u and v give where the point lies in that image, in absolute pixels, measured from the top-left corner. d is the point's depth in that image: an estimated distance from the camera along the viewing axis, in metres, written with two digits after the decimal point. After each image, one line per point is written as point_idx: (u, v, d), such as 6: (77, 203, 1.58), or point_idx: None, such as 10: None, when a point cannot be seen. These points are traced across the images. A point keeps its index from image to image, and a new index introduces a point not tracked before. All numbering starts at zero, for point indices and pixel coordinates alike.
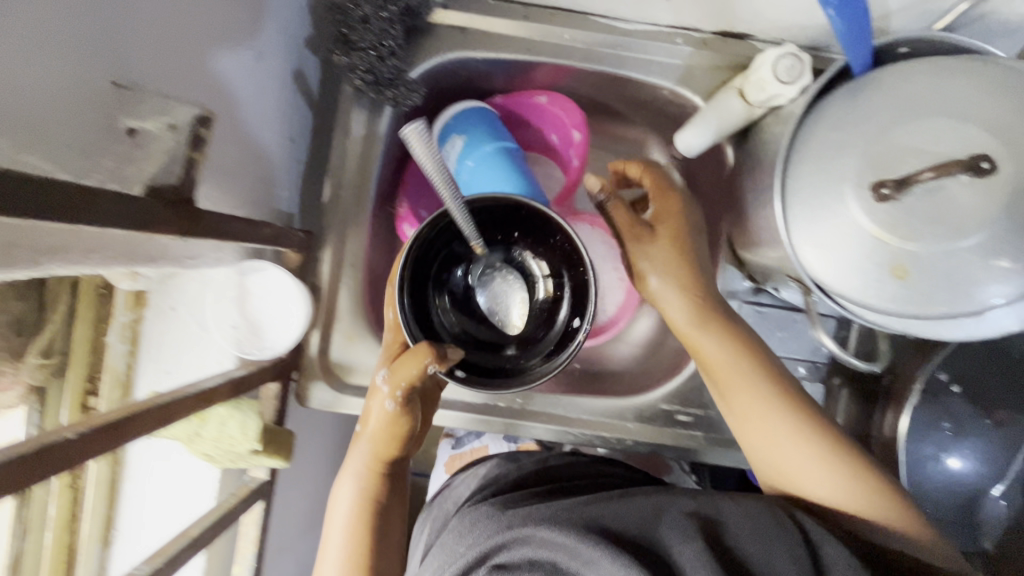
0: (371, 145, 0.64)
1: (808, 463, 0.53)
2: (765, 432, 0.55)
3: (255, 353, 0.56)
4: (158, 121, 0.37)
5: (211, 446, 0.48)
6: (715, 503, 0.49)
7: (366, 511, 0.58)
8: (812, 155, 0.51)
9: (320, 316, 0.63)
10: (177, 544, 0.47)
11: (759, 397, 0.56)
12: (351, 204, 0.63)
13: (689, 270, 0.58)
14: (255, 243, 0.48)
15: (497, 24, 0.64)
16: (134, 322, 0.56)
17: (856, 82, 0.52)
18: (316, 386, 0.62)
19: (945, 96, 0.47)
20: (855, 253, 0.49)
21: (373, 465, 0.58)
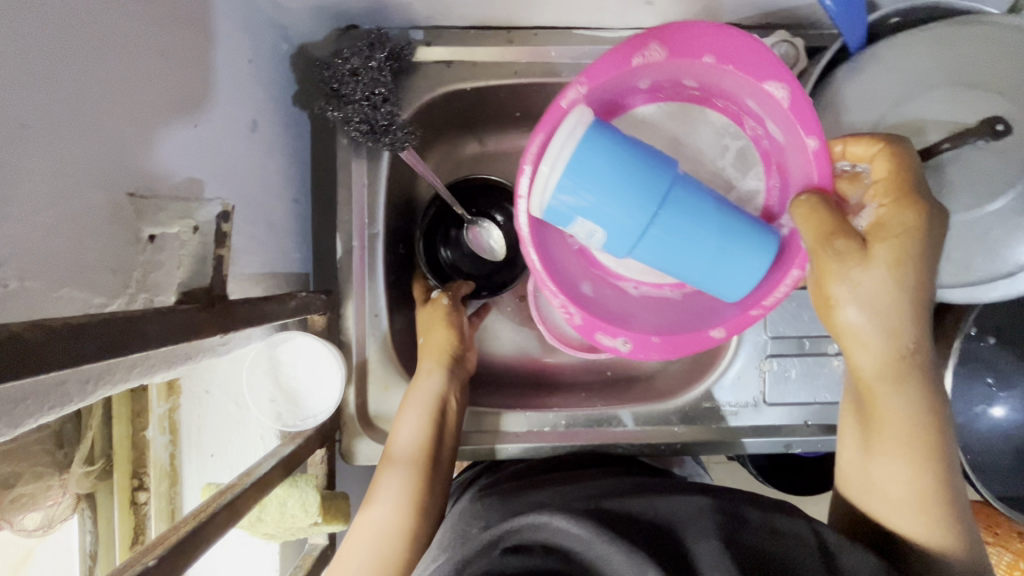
0: (375, 192, 0.63)
1: (904, 499, 0.46)
2: (890, 470, 0.46)
3: (298, 424, 0.55)
4: (182, 224, 0.38)
5: (273, 527, 0.49)
6: (737, 505, 0.48)
7: (415, 482, 0.56)
8: None
9: (352, 372, 0.62)
10: None
11: (892, 439, 0.45)
12: (364, 255, 0.63)
13: (909, 298, 0.41)
14: (285, 318, 0.48)
15: (482, 52, 0.63)
16: (170, 411, 0.55)
17: (854, 61, 0.52)
18: (360, 442, 0.62)
19: (944, 63, 0.48)
20: None
21: (425, 430, 0.58)
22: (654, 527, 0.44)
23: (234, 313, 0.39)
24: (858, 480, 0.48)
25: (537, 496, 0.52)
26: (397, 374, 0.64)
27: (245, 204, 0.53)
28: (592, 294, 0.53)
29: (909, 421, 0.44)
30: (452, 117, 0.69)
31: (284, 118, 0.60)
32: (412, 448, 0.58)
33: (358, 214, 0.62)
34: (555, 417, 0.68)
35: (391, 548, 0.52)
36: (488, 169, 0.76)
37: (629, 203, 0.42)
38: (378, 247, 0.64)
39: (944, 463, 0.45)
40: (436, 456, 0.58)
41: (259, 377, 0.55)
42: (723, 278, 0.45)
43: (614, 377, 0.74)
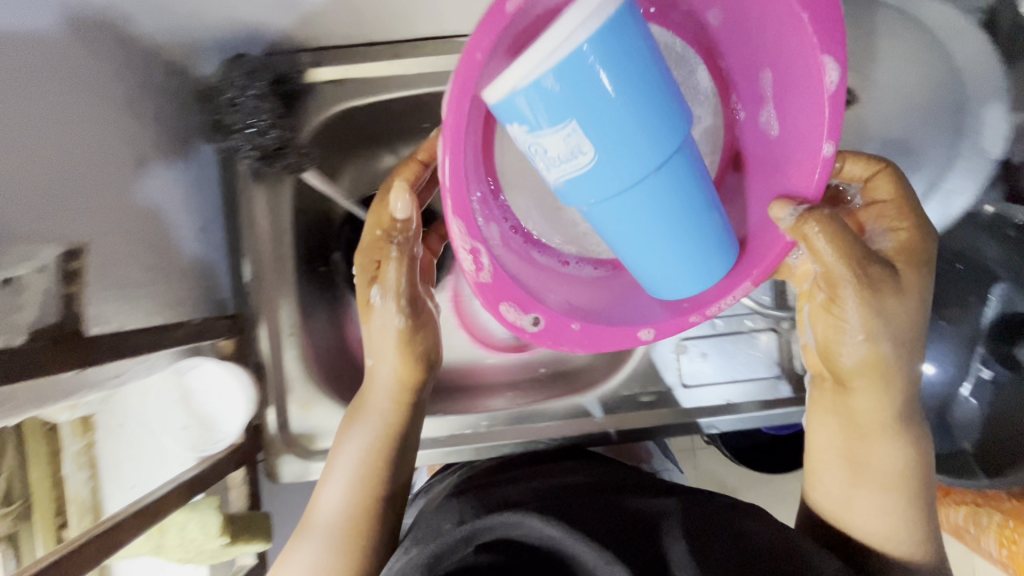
0: (280, 214, 0.64)
1: (886, 515, 0.47)
2: (876, 489, 0.47)
3: (210, 448, 0.57)
4: (28, 266, 0.43)
5: (179, 552, 0.51)
6: (699, 501, 0.49)
7: (353, 525, 0.51)
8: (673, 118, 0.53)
9: (270, 392, 0.63)
10: None
11: (893, 464, 0.47)
12: (274, 277, 0.64)
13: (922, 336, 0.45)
14: (169, 347, 0.51)
15: (371, 67, 0.64)
16: (88, 447, 0.57)
17: None
18: (284, 460, 0.63)
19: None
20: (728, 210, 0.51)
21: (367, 459, 0.52)
22: (649, 546, 0.43)
23: (83, 348, 0.42)
24: (845, 487, 0.48)
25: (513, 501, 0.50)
26: (317, 391, 0.65)
27: (139, 243, 0.55)
28: (503, 263, 0.47)
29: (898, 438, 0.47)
30: (357, 133, 0.70)
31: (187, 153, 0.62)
32: (350, 481, 0.52)
33: (266, 238, 0.64)
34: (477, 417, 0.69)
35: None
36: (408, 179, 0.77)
37: (616, 149, 0.35)
38: (288, 267, 0.65)
39: (925, 481, 0.48)
40: (379, 486, 0.52)
41: (169, 405, 0.57)
42: (655, 255, 0.41)
43: (547, 373, 0.74)
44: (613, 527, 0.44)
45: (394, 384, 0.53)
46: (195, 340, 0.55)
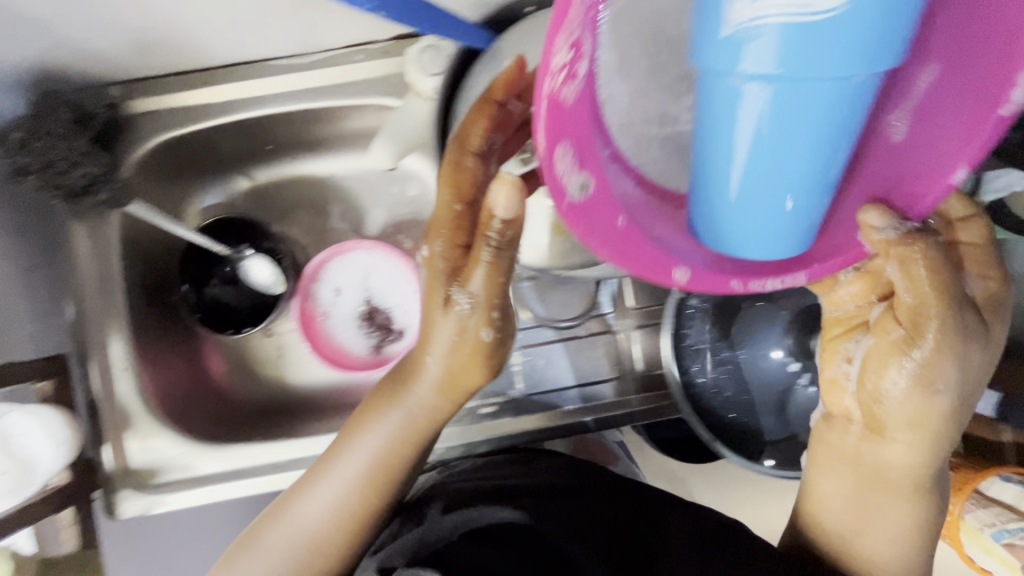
0: (105, 252, 0.74)
1: (888, 538, 0.62)
2: (880, 518, 0.61)
3: (28, 488, 0.66)
4: None
5: None
6: (540, 468, 0.75)
7: (355, 503, 0.66)
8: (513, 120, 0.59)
9: (94, 432, 0.73)
10: None
11: (903, 501, 0.60)
12: (102, 305, 0.73)
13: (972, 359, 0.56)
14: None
15: (223, 92, 0.75)
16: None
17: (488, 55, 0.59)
18: (122, 496, 0.72)
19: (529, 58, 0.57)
20: None
21: (401, 438, 0.67)
22: (631, 542, 0.66)
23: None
24: (854, 518, 0.62)
25: (506, 487, 0.71)
26: (155, 427, 0.74)
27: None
28: (600, 143, 0.44)
29: (885, 475, 0.60)
30: (177, 165, 0.81)
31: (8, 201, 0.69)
32: (377, 463, 0.67)
33: (91, 279, 0.73)
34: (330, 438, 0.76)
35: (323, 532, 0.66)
36: (272, 200, 0.91)
37: (829, 111, 0.33)
38: (114, 305, 0.74)
39: (925, 521, 0.62)
40: (393, 474, 0.68)
41: None
42: (757, 214, 0.41)
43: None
44: (596, 536, 0.66)
45: (433, 394, 0.65)
46: (7, 386, 0.65)
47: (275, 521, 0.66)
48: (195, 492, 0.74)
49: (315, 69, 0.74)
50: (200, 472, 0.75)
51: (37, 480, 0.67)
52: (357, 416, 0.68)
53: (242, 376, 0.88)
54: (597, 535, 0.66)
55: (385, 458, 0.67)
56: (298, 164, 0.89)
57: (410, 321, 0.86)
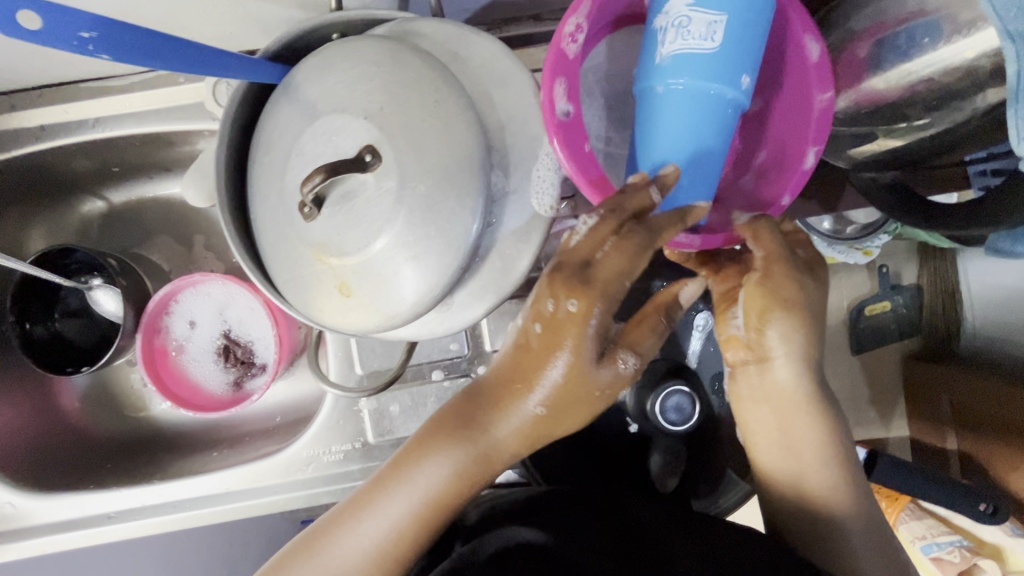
0: None
1: (815, 463, 0.56)
2: (802, 441, 0.55)
3: None
4: None
5: None
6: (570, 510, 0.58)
7: (394, 548, 0.53)
8: (286, 153, 0.50)
9: None
10: None
11: (813, 425, 0.55)
12: None
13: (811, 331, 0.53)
14: None
15: (46, 114, 0.69)
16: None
17: (283, 90, 0.52)
18: None
19: (317, 93, 0.49)
20: (310, 274, 0.50)
21: (466, 479, 0.53)
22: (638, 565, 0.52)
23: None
24: (780, 450, 0.56)
25: (514, 515, 0.60)
26: None
27: None
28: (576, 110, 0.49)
29: (799, 403, 0.54)
30: (28, 183, 0.78)
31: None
32: (436, 502, 0.53)
33: None
34: (154, 490, 0.72)
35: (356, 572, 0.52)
36: (125, 223, 0.86)
37: (726, 75, 0.46)
38: None
39: (844, 444, 0.56)
40: (436, 526, 0.53)
41: None
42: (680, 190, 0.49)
43: (280, 422, 0.84)
44: (599, 542, 0.54)
45: (520, 427, 0.52)
46: None
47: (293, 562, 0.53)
48: (27, 543, 0.70)
49: (137, 88, 0.68)
50: (31, 523, 0.71)
51: None
52: (394, 462, 0.55)
53: (102, 412, 0.84)
54: (616, 542, 0.55)
55: (417, 518, 0.53)
56: (153, 188, 0.85)
57: (269, 356, 0.81)
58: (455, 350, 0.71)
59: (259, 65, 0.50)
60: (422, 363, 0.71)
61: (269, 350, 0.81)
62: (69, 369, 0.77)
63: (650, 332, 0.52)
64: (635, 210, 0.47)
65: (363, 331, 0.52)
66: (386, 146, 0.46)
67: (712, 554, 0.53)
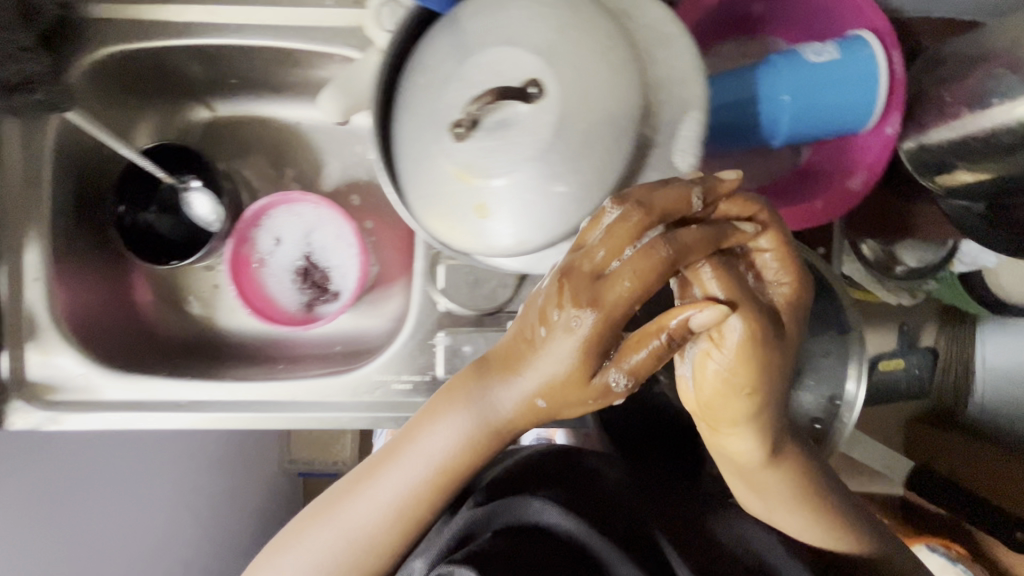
0: (35, 158, 0.71)
1: (795, 514, 0.57)
2: (777, 496, 0.56)
3: None
4: None
5: None
6: (562, 488, 0.63)
7: (407, 513, 0.54)
8: (443, 75, 0.54)
9: (12, 338, 0.70)
10: None
11: (790, 483, 0.54)
12: (24, 213, 0.70)
13: (767, 387, 0.45)
14: None
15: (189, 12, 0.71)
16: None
17: (445, 19, 0.56)
18: (18, 407, 0.70)
19: (485, 28, 0.53)
20: (449, 196, 0.53)
21: (460, 454, 0.52)
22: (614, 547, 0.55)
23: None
24: (761, 501, 0.57)
25: (525, 484, 0.64)
26: (62, 342, 0.72)
27: None
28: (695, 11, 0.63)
29: (770, 467, 0.52)
30: (150, 84, 0.80)
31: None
32: (434, 477, 0.53)
33: (16, 181, 0.70)
34: (228, 387, 0.74)
35: (373, 529, 0.54)
36: (221, 136, 0.89)
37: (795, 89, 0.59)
38: (39, 206, 0.71)
39: (819, 491, 0.56)
40: (449, 493, 0.54)
41: None
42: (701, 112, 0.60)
43: (340, 351, 0.87)
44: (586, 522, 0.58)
45: (521, 408, 0.49)
46: None
47: (314, 511, 0.57)
48: (91, 416, 0.72)
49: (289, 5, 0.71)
50: (98, 397, 0.73)
51: None
52: (406, 428, 0.56)
53: (174, 312, 0.86)
54: (617, 513, 0.61)
55: (421, 488, 0.54)
56: (261, 108, 0.88)
57: (347, 284, 0.84)
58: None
59: None
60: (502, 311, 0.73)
61: (348, 277, 0.84)
62: (164, 261, 0.79)
63: (645, 351, 0.44)
64: (664, 213, 0.43)
65: (487, 254, 0.55)
66: (551, 79, 0.49)
67: (710, 535, 0.59)
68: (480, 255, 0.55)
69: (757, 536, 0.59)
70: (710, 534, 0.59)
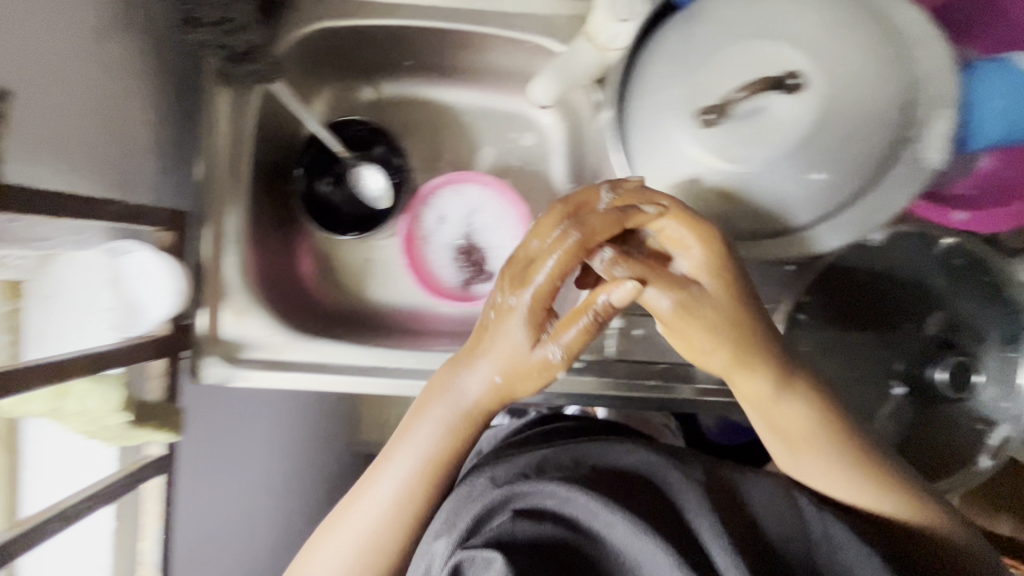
0: (239, 123, 0.73)
1: (833, 474, 0.54)
2: (813, 451, 0.53)
3: (133, 330, 0.67)
4: None
5: (81, 421, 0.57)
6: (650, 464, 0.54)
7: (407, 507, 0.53)
8: (689, 62, 0.56)
9: (207, 295, 0.73)
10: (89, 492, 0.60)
11: (809, 428, 0.53)
12: (227, 176, 0.73)
13: (740, 327, 0.50)
14: (99, 219, 0.56)
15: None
16: (12, 312, 0.66)
17: (687, 9, 0.59)
18: (208, 361, 0.73)
19: (741, 19, 0.55)
20: (690, 179, 0.57)
21: (444, 442, 0.53)
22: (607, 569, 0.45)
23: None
24: (794, 457, 0.55)
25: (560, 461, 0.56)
26: (251, 302, 0.75)
27: (118, 172, 0.66)
28: None
29: (780, 416, 0.53)
30: (332, 56, 0.81)
31: (148, 34, 0.68)
32: (419, 468, 0.53)
33: (221, 143, 0.73)
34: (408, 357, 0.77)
35: (382, 526, 0.53)
36: (385, 114, 0.90)
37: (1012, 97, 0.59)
38: (239, 170, 0.74)
39: (846, 439, 0.54)
40: (436, 485, 0.54)
41: (102, 283, 0.66)
42: None
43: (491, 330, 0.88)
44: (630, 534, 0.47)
45: (490, 386, 0.52)
46: (134, 223, 0.62)
47: (342, 509, 0.55)
48: (279, 376, 0.74)
49: None
50: (284, 359, 0.75)
51: (138, 327, 0.67)
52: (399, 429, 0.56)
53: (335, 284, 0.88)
54: (647, 493, 0.50)
55: (418, 478, 0.53)
56: (426, 90, 0.90)
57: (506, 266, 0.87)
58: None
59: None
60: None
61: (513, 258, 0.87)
62: (340, 232, 0.82)
63: (573, 326, 0.49)
64: (584, 207, 0.54)
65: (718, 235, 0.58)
66: (815, 73, 0.51)
67: (758, 513, 0.49)
68: None
69: (832, 522, 0.50)
70: (758, 511, 0.49)
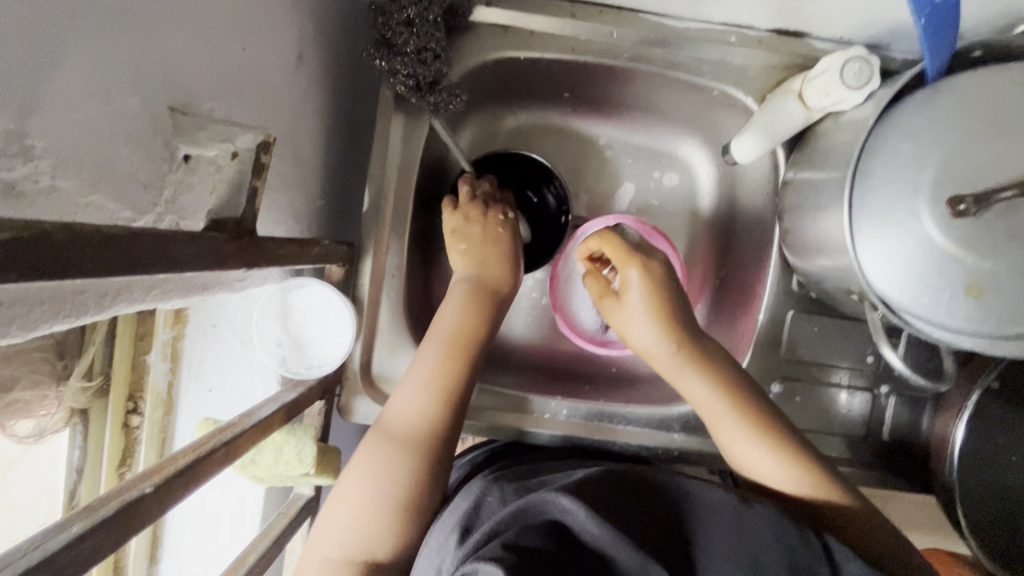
0: (408, 150, 0.70)
1: (752, 447, 0.63)
2: (743, 429, 0.63)
3: (301, 371, 0.62)
4: (219, 147, 0.41)
5: (265, 470, 0.55)
6: (653, 482, 0.54)
7: (395, 499, 0.55)
8: (939, 144, 0.53)
9: (364, 329, 0.70)
10: (261, 544, 0.56)
11: (731, 405, 0.64)
12: (391, 205, 0.70)
13: (664, 313, 0.68)
14: (307, 263, 0.53)
15: (581, 27, 0.70)
16: (173, 339, 0.63)
17: (934, 87, 0.56)
18: (359, 399, 0.69)
19: (1010, 105, 0.51)
20: (927, 266, 0.53)
21: (393, 473, 0.56)
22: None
23: (260, 249, 0.42)
24: (720, 435, 0.65)
25: (526, 469, 0.64)
26: (403, 338, 0.72)
27: (298, 200, 0.62)
28: None
29: (699, 392, 0.66)
30: (495, 84, 0.77)
31: (333, 54, 0.64)
32: (387, 489, 0.55)
33: (390, 171, 0.70)
34: (557, 406, 0.76)
35: (371, 510, 0.55)
36: (531, 141, 0.86)
37: None
38: (404, 200, 0.71)
39: (772, 421, 0.63)
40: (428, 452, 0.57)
41: (272, 316, 0.61)
42: None
43: (618, 373, 0.85)
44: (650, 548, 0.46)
45: (416, 413, 0.59)
46: (319, 262, 0.58)
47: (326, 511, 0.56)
48: None
49: (684, 35, 0.71)
50: None
51: (308, 366, 0.63)
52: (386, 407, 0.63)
53: None
54: (652, 520, 0.49)
55: (406, 447, 0.57)
56: (573, 123, 0.85)
57: None
58: (869, 361, 0.75)
59: (936, 51, 0.54)
60: (832, 365, 0.75)
61: None
62: None
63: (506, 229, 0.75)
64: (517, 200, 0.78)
65: (944, 327, 0.55)
66: None
67: (754, 541, 0.47)
68: (928, 325, 0.56)
69: (835, 544, 0.49)
70: (753, 539, 0.47)
